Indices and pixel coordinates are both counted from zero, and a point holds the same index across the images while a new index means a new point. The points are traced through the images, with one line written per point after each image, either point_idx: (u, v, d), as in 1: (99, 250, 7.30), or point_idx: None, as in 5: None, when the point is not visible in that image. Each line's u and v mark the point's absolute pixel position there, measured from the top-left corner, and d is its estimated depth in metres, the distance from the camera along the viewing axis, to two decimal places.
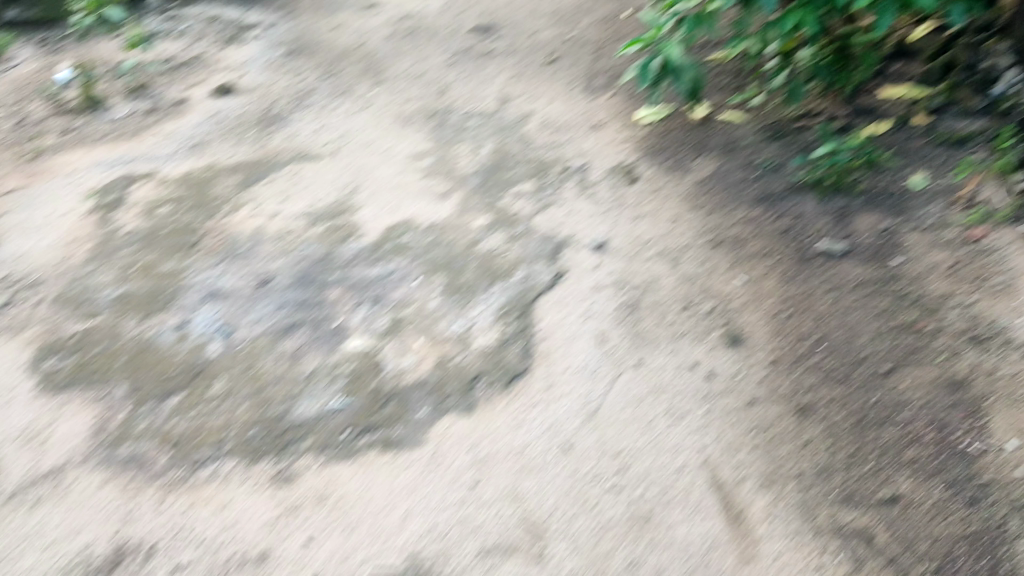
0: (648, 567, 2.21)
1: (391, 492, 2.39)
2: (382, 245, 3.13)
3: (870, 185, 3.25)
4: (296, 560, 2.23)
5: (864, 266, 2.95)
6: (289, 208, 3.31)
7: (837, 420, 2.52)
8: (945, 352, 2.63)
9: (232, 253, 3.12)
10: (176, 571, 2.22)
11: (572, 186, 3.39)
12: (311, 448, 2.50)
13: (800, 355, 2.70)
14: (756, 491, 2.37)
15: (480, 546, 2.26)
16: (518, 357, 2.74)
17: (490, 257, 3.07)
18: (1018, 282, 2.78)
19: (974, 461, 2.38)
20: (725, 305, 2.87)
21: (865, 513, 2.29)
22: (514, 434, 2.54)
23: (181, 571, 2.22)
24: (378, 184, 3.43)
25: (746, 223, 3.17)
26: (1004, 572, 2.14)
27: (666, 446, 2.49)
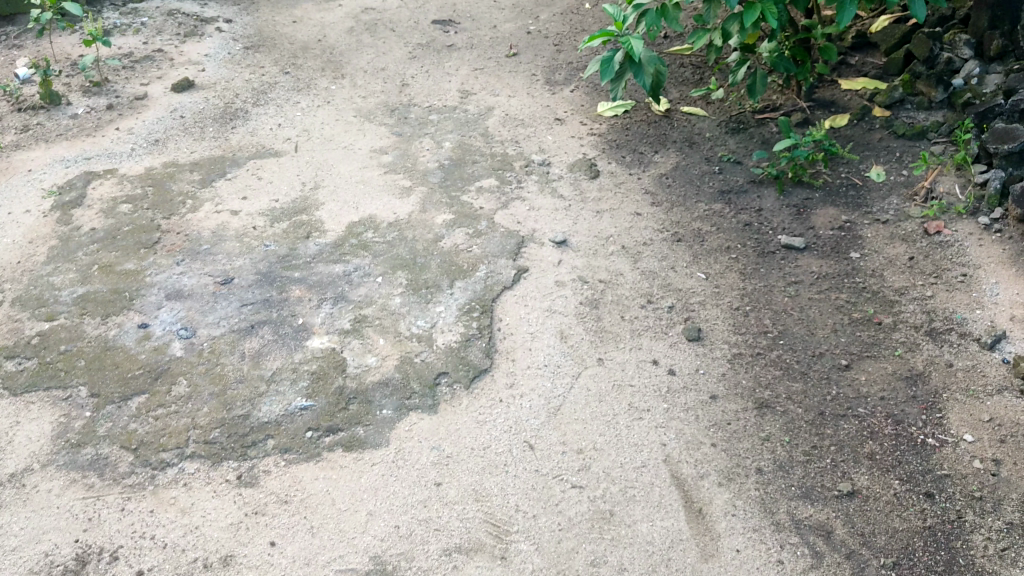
0: (610, 564, 2.21)
1: (353, 494, 2.39)
2: (344, 243, 3.11)
3: (830, 179, 3.27)
4: (259, 563, 2.22)
5: (825, 261, 2.97)
6: (250, 205, 3.28)
7: (796, 415, 2.53)
8: (902, 346, 2.67)
9: (194, 252, 3.09)
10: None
11: (535, 181, 3.38)
12: (274, 449, 2.50)
13: (760, 350, 2.70)
14: (716, 487, 2.38)
15: (443, 546, 2.26)
16: (480, 355, 2.73)
17: (453, 254, 3.05)
18: (974, 274, 2.81)
19: (932, 454, 2.40)
20: (686, 301, 2.87)
21: (823, 508, 2.31)
22: (476, 432, 2.54)
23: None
24: (340, 180, 3.40)
25: (709, 218, 3.18)
26: (960, 565, 2.15)
27: (627, 443, 2.50)
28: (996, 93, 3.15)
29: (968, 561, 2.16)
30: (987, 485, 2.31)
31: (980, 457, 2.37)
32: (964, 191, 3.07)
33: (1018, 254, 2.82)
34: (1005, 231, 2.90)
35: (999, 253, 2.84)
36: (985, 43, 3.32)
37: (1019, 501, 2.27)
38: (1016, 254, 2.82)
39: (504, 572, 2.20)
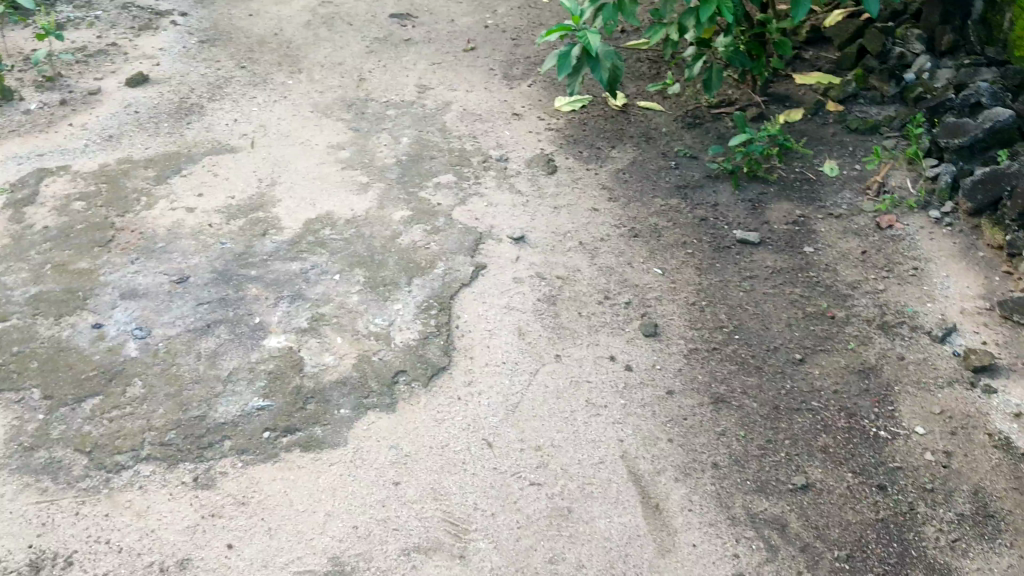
0: (568, 562, 2.22)
1: (311, 495, 2.38)
2: (301, 240, 3.08)
3: (785, 174, 3.29)
4: (215, 567, 2.20)
5: (780, 255, 2.99)
6: (206, 202, 3.23)
7: (752, 410, 2.55)
8: (855, 339, 2.70)
9: (149, 251, 3.04)
10: None
11: (493, 177, 3.36)
12: (231, 449, 2.48)
13: (716, 345, 2.72)
14: (673, 482, 2.39)
15: (401, 546, 2.26)
16: (438, 353, 2.72)
17: (411, 251, 3.03)
18: (924, 267, 2.88)
19: (884, 447, 2.44)
20: (643, 296, 2.88)
21: (778, 502, 2.33)
22: (434, 430, 2.54)
23: None
24: (297, 176, 3.36)
25: (667, 212, 3.19)
26: (912, 557, 2.19)
27: (585, 440, 2.51)
28: (947, 87, 3.28)
29: (920, 552, 2.20)
30: (937, 476, 2.36)
31: (931, 450, 2.42)
32: (916, 185, 3.14)
33: (966, 247, 2.92)
34: (955, 224, 3.00)
35: (948, 247, 2.93)
36: (936, 38, 3.47)
37: (969, 492, 2.32)
38: (965, 247, 2.92)
39: (463, 571, 2.20)
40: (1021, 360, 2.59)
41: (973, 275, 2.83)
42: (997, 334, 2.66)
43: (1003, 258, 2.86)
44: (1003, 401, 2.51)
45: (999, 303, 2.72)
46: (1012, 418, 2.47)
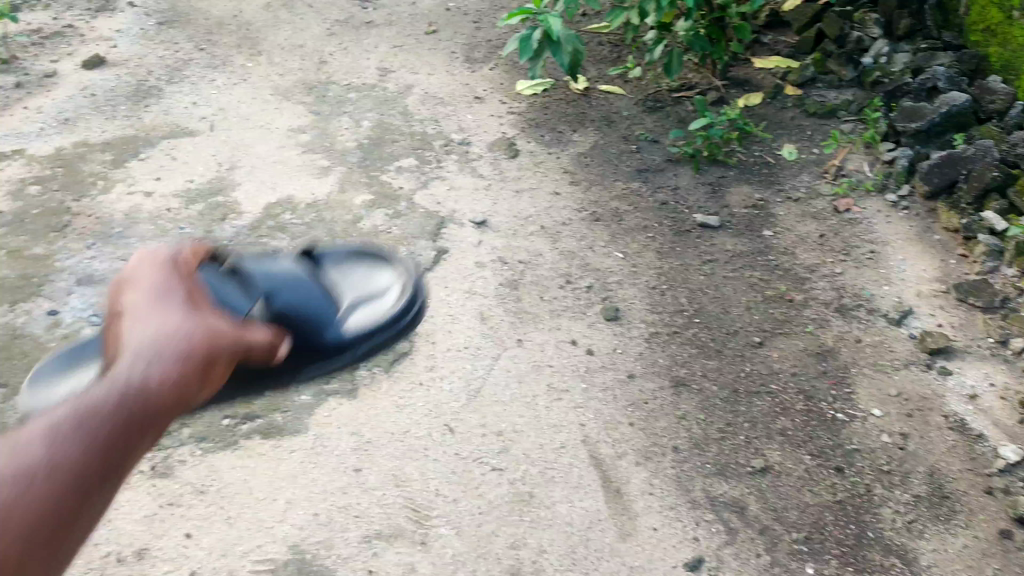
0: (530, 547, 2.23)
1: (270, 484, 2.37)
2: (261, 225, 3.04)
3: (745, 158, 3.30)
4: (173, 558, 2.19)
5: (740, 238, 3.00)
6: (164, 186, 3.18)
7: (712, 393, 2.57)
8: (814, 322, 2.72)
9: (106, 236, 2.98)
10: None
11: (455, 161, 3.34)
12: (190, 438, 2.47)
13: (676, 329, 2.73)
14: (634, 466, 2.41)
15: (363, 533, 2.26)
16: (400, 339, 2.72)
17: (371, 235, 3.00)
18: (881, 251, 2.91)
19: (842, 429, 2.46)
20: (605, 280, 2.88)
21: (738, 485, 2.36)
22: (394, 416, 2.53)
23: None
24: (257, 160, 3.31)
25: (629, 196, 3.19)
26: (869, 539, 2.23)
27: (546, 424, 2.51)
28: (905, 71, 3.33)
29: (876, 534, 2.24)
30: (894, 458, 2.39)
31: (888, 432, 2.44)
32: (873, 168, 3.19)
33: (923, 230, 2.96)
34: (911, 208, 3.04)
35: (906, 231, 2.97)
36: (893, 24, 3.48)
37: (925, 473, 2.36)
38: (921, 231, 2.96)
39: (424, 557, 2.21)
40: (976, 342, 2.63)
41: (931, 258, 2.87)
42: (953, 316, 2.70)
43: (959, 241, 2.92)
44: (958, 382, 2.55)
45: (954, 285, 2.77)
46: (967, 398, 2.51)
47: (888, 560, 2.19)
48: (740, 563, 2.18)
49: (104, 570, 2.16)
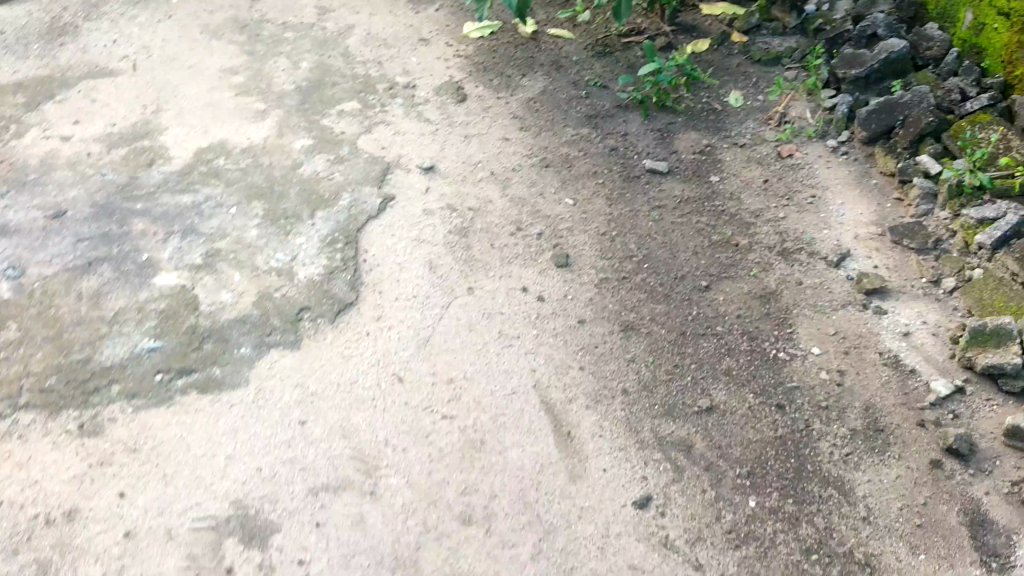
0: (480, 493, 2.26)
1: (209, 439, 2.29)
2: (193, 170, 2.89)
3: (693, 105, 3.34)
4: (106, 517, 2.11)
5: (686, 183, 3.04)
6: (84, 130, 2.99)
7: (660, 336, 2.62)
8: (757, 266, 2.78)
9: (21, 183, 2.79)
10: None
11: (400, 105, 3.24)
12: (120, 395, 2.35)
13: (625, 275, 2.75)
14: (584, 410, 2.45)
15: (309, 486, 2.22)
16: (345, 289, 2.62)
17: (313, 182, 2.90)
18: (821, 195, 2.98)
19: (783, 367, 2.56)
20: (554, 228, 2.86)
21: (686, 425, 2.44)
22: (342, 368, 2.47)
23: None
24: (186, 103, 3.13)
25: (576, 142, 3.17)
26: (807, 472, 2.36)
27: (497, 371, 2.50)
28: (846, 18, 3.47)
29: (816, 466, 2.37)
30: (832, 394, 2.51)
31: (826, 369, 2.56)
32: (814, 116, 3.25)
33: (861, 175, 3.04)
34: (850, 153, 3.12)
35: (845, 175, 3.05)
36: None
37: (861, 408, 2.49)
38: (858, 176, 3.04)
39: (373, 508, 2.20)
40: (909, 283, 2.73)
41: (868, 204, 2.94)
42: (888, 258, 2.79)
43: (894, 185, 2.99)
44: (892, 321, 2.65)
45: (889, 228, 2.84)
46: (901, 336, 2.62)
47: (826, 491, 2.33)
48: (686, 499, 2.29)
49: (30, 534, 2.09)
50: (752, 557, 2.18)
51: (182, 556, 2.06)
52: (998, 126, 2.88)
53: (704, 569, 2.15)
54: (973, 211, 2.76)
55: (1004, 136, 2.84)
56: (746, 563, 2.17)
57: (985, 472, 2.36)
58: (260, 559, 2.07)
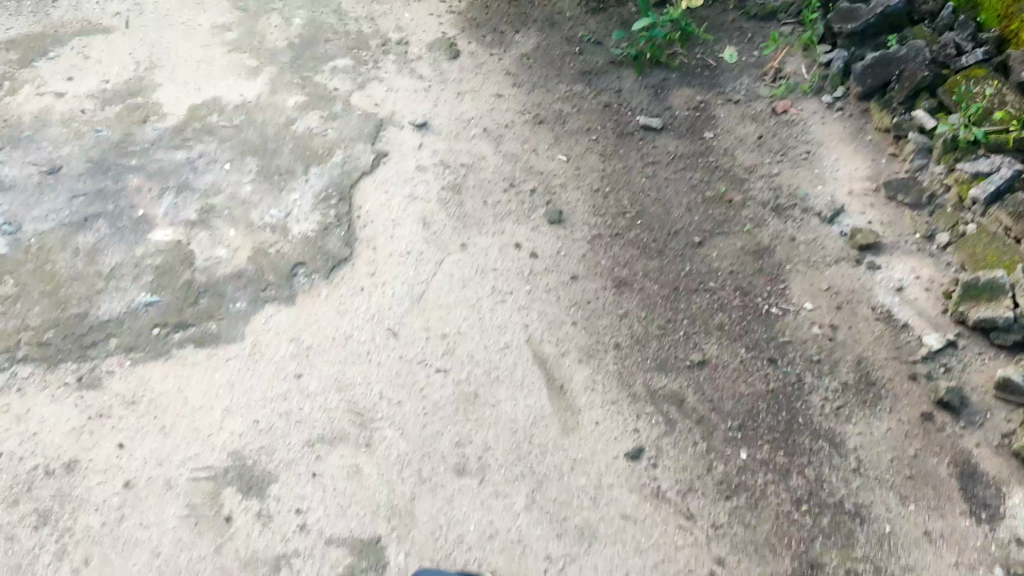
0: (474, 444, 2.29)
1: (207, 392, 2.32)
2: (187, 127, 2.89)
3: (687, 61, 3.32)
4: (107, 468, 2.16)
5: (681, 140, 3.04)
6: (77, 87, 2.99)
7: (653, 291, 2.63)
8: (751, 222, 2.79)
9: (15, 140, 2.80)
10: None
11: (393, 62, 3.23)
12: (117, 348, 2.38)
13: (619, 231, 2.76)
14: (576, 364, 2.47)
15: (305, 438, 2.25)
16: (339, 245, 2.64)
17: (307, 138, 2.90)
18: (816, 151, 2.98)
19: (776, 322, 2.58)
20: (548, 183, 2.86)
21: (677, 379, 2.46)
22: (336, 322, 2.49)
23: None
24: (179, 60, 3.13)
25: (570, 100, 3.17)
26: (798, 425, 2.39)
27: (491, 325, 2.52)
28: None
29: (807, 419, 2.40)
30: (824, 348, 2.53)
31: (819, 324, 2.57)
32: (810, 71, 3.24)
33: (856, 131, 3.04)
34: (845, 109, 3.11)
35: (840, 131, 3.05)
36: None
37: (852, 362, 2.51)
38: (854, 132, 3.03)
39: (369, 459, 2.23)
40: (903, 239, 2.74)
41: (863, 161, 2.94)
42: (882, 214, 2.80)
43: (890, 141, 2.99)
44: (885, 277, 2.66)
45: (884, 184, 2.85)
46: (894, 291, 2.63)
47: (817, 443, 2.36)
48: (677, 451, 2.32)
49: (31, 485, 2.13)
50: (744, 507, 2.23)
51: (181, 506, 2.11)
52: (992, 82, 2.84)
53: (696, 518, 2.19)
54: (967, 166, 2.75)
55: (999, 90, 2.80)
56: (737, 513, 2.22)
57: (975, 424, 2.39)
58: (258, 508, 2.12)
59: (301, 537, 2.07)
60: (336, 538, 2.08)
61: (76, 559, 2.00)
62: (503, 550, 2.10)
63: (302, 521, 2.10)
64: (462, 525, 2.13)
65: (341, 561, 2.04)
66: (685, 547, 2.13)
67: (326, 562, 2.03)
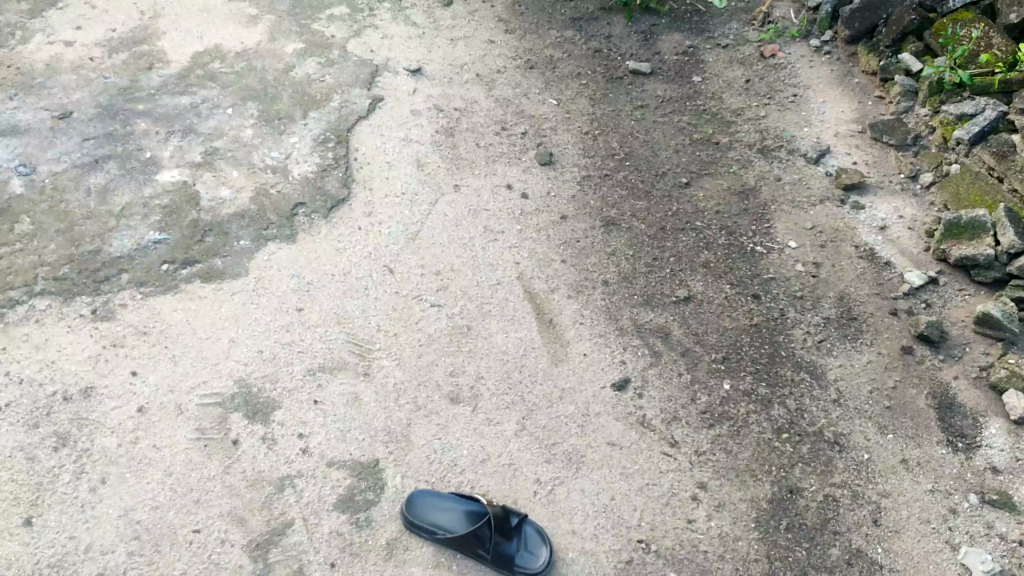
0: (467, 374, 2.35)
1: (214, 323, 2.40)
2: (190, 74, 3.13)
3: (677, 6, 3.68)
4: (121, 394, 2.23)
5: (670, 83, 3.32)
6: (85, 35, 3.26)
7: (640, 230, 2.77)
8: (738, 162, 3.00)
9: (28, 86, 3.02)
10: None
11: (388, 11, 3.55)
12: (128, 283, 2.47)
13: (608, 172, 2.96)
14: (566, 299, 2.56)
15: (307, 366, 2.33)
16: (338, 186, 2.79)
17: (305, 83, 3.13)
18: (803, 94, 3.24)
19: (760, 260, 2.69)
20: (539, 127, 3.11)
21: (663, 313, 2.54)
22: (335, 260, 2.59)
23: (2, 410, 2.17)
24: (181, 9, 3.44)
25: (560, 45, 3.49)
26: (782, 356, 2.43)
27: (483, 263, 2.63)
28: None
29: (789, 352, 2.44)
30: (807, 285, 2.61)
31: (803, 261, 2.68)
32: (799, 16, 3.56)
33: (844, 74, 3.31)
34: (833, 52, 3.40)
35: (827, 73, 3.32)
36: None
37: (835, 298, 2.58)
38: (842, 75, 3.31)
39: (367, 386, 2.30)
40: (888, 178, 2.91)
41: (849, 104, 3.19)
42: (867, 155, 2.99)
43: (877, 84, 3.23)
44: (869, 217, 2.79)
45: (870, 125, 3.06)
46: (877, 230, 2.75)
47: (798, 374, 2.39)
48: (663, 382, 2.35)
49: (50, 410, 2.18)
50: (726, 435, 2.24)
51: (191, 429, 2.17)
52: (979, 24, 3.08)
53: (679, 446, 2.21)
54: (952, 108, 2.95)
55: (985, 33, 3.04)
56: (720, 441, 2.23)
57: (955, 357, 2.42)
58: (263, 432, 2.17)
59: (303, 460, 2.13)
60: (338, 460, 2.14)
61: (95, 478, 2.05)
62: (495, 473, 2.14)
63: (305, 445, 2.16)
64: (455, 449, 2.18)
65: (342, 482, 2.10)
66: (669, 472, 2.16)
67: (329, 482, 2.09)
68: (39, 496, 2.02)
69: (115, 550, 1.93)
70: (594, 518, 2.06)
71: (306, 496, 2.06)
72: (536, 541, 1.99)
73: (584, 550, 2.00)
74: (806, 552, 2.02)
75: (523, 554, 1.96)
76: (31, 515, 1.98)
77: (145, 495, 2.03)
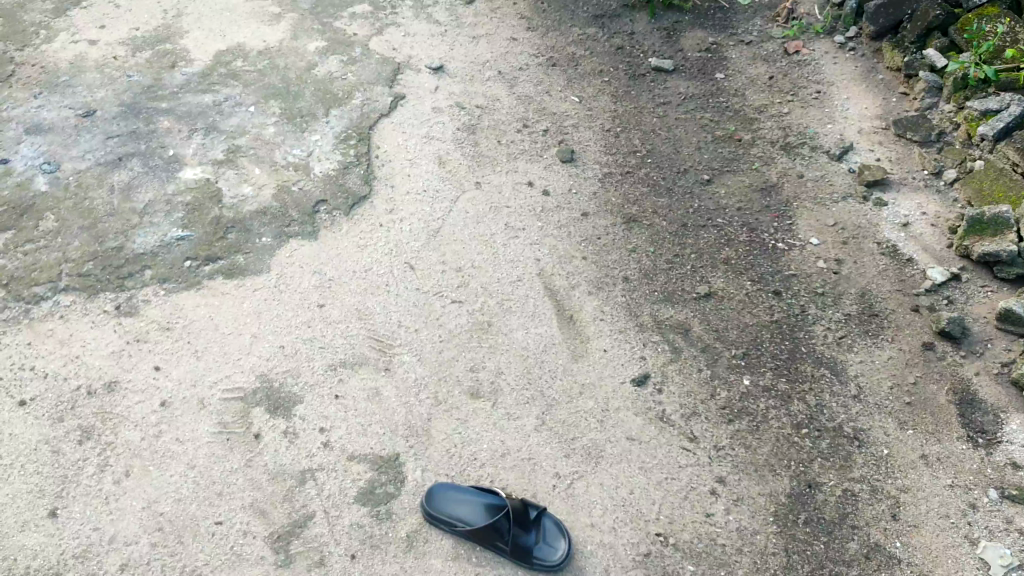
0: (488, 369, 2.37)
1: (238, 319, 2.42)
2: (213, 72, 3.15)
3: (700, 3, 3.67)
4: (146, 389, 2.25)
5: (692, 81, 3.32)
6: (109, 34, 3.29)
7: (660, 227, 2.78)
8: (759, 159, 3.00)
9: (53, 85, 3.05)
10: (25, 405, 2.20)
11: (410, 8, 3.56)
12: (153, 279, 2.50)
13: (629, 169, 2.96)
14: (586, 295, 2.56)
15: (329, 362, 2.35)
16: (359, 183, 2.81)
17: (328, 81, 3.15)
18: (826, 90, 3.23)
19: (781, 257, 2.69)
20: (560, 124, 3.11)
21: (685, 309, 2.54)
22: (356, 256, 2.61)
23: (29, 404, 2.21)
24: (205, 8, 3.46)
25: (581, 42, 3.49)
26: (803, 352, 2.43)
27: (503, 259, 2.64)
28: None
29: (810, 348, 2.44)
30: (828, 282, 2.61)
31: (823, 258, 2.68)
32: (823, 12, 3.54)
33: (867, 71, 3.30)
34: (857, 49, 3.39)
35: (851, 70, 3.31)
36: None
37: (856, 294, 2.57)
38: (865, 72, 3.29)
39: (389, 382, 2.32)
40: (910, 175, 2.90)
41: (872, 100, 3.18)
42: (888, 152, 2.98)
43: (901, 80, 3.22)
44: (891, 213, 2.79)
45: (892, 122, 3.05)
46: (899, 227, 2.75)
47: (819, 370, 2.39)
48: (682, 377, 2.36)
49: (75, 404, 2.21)
50: (746, 430, 2.25)
51: (214, 423, 2.19)
52: (1004, 19, 3.07)
53: (699, 441, 2.22)
54: (975, 104, 2.94)
55: (1010, 28, 3.04)
56: (739, 436, 2.23)
57: (976, 352, 2.41)
58: (285, 427, 2.19)
59: (324, 454, 2.15)
60: (360, 454, 2.15)
61: (119, 471, 2.08)
62: (514, 466, 2.15)
63: (326, 439, 2.18)
64: (475, 444, 2.20)
65: (363, 475, 2.11)
66: (688, 467, 2.16)
67: (349, 476, 2.11)
68: (64, 488, 2.04)
69: (139, 541, 1.96)
70: (612, 512, 2.07)
71: (327, 489, 2.08)
72: (555, 533, 2.00)
73: (602, 543, 2.01)
74: (825, 547, 2.02)
75: (542, 547, 1.97)
76: (56, 507, 2.01)
77: (168, 488, 2.06)
